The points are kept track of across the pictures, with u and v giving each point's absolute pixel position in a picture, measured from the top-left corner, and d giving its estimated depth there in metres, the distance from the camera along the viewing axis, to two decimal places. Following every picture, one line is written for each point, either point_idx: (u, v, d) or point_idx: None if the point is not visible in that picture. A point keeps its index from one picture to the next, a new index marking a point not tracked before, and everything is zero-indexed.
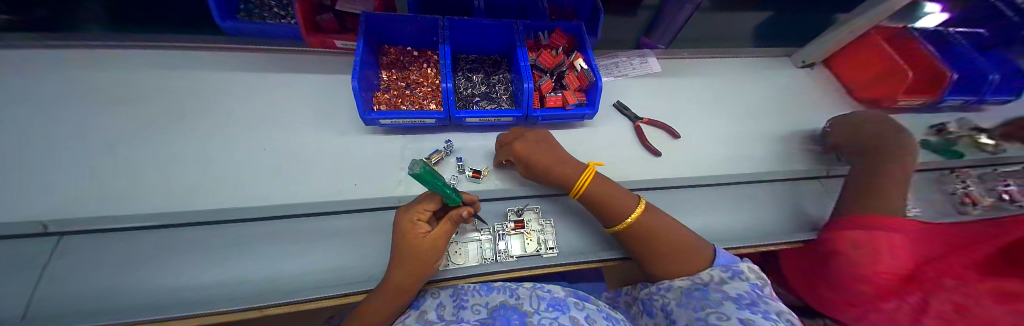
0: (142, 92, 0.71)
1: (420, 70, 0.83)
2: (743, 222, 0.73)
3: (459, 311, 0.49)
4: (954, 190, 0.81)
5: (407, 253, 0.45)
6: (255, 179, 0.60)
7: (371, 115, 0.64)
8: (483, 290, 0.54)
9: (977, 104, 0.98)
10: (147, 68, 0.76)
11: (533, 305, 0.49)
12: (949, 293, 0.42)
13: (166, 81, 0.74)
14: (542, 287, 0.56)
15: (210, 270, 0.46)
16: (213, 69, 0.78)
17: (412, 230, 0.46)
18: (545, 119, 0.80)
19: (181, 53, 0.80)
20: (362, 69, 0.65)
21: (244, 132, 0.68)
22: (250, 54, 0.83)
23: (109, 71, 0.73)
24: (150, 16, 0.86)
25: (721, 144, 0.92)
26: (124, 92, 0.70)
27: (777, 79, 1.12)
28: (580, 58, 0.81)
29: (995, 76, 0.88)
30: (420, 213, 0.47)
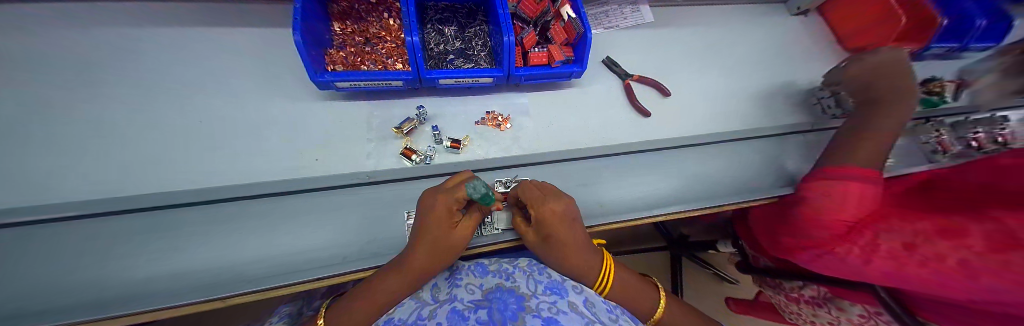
0: (33, 54, 0.60)
1: (381, 21, 0.69)
2: (735, 189, 0.69)
3: (453, 291, 0.45)
4: (925, 139, 0.78)
5: (437, 244, 0.44)
6: (201, 158, 0.54)
7: (325, 77, 0.56)
8: (478, 272, 0.50)
9: (959, 52, 0.98)
10: (31, 22, 0.63)
11: (530, 287, 0.43)
12: (902, 231, 0.39)
13: (82, 43, 0.63)
14: (540, 267, 0.50)
15: (162, 262, 0.44)
16: (133, 26, 0.67)
17: (446, 218, 0.43)
18: (529, 79, 0.70)
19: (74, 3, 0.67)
20: (306, 20, 0.55)
21: (177, 102, 0.60)
22: (161, 3, 0.71)
23: (4, 30, 0.61)
24: None
25: (715, 102, 0.82)
26: (34, 56, 0.60)
27: (772, 27, 1.01)
28: (567, 5, 0.67)
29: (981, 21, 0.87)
30: (456, 201, 0.44)
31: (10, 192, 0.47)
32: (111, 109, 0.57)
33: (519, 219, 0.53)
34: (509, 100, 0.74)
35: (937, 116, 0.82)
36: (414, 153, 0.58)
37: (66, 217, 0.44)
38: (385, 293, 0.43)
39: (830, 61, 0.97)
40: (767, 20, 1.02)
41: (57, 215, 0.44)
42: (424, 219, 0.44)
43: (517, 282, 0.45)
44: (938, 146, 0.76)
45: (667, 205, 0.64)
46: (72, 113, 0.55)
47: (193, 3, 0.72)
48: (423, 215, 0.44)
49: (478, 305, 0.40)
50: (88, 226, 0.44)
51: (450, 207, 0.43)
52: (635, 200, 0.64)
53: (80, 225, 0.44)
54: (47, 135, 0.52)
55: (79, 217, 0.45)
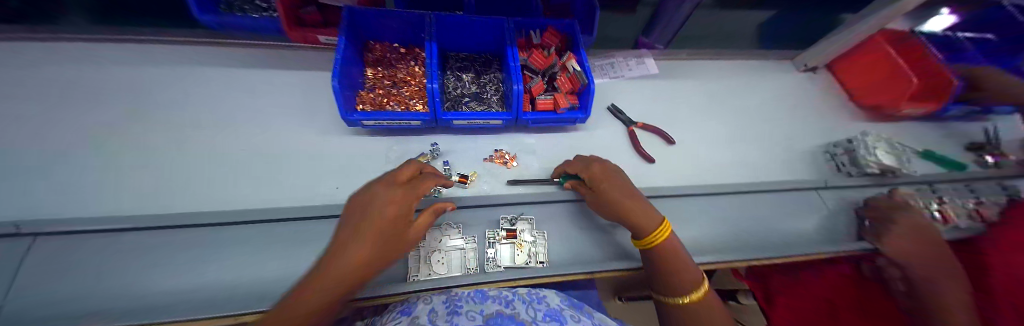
0: (122, 88, 0.72)
1: (408, 68, 0.79)
2: (751, 244, 0.65)
3: (452, 318, 0.37)
4: (964, 203, 0.71)
5: (384, 229, 0.38)
6: (237, 181, 0.61)
7: (354, 116, 0.63)
8: (478, 297, 0.44)
9: (985, 113, 0.97)
10: (127, 62, 0.76)
11: (528, 313, 0.40)
12: None
13: (159, 81, 0.75)
14: (538, 295, 0.48)
15: (162, 279, 0.44)
16: (199, 66, 0.78)
17: (375, 201, 0.40)
18: (535, 123, 0.75)
19: (165, 49, 0.82)
20: (345, 67, 0.64)
21: (226, 131, 0.68)
22: (233, 51, 0.85)
23: (100, 70, 0.74)
24: None
25: (720, 151, 0.84)
26: (119, 91, 0.71)
27: (779, 82, 1.04)
28: (573, 60, 0.74)
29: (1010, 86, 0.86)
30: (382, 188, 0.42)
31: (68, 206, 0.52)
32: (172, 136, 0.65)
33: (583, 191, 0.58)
34: (518, 140, 0.79)
35: (967, 178, 0.79)
36: None
37: (88, 231, 0.45)
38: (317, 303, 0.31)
39: (841, 116, 0.97)
40: (775, 75, 1.06)
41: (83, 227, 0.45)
42: (366, 208, 0.39)
43: (517, 309, 0.41)
44: (976, 212, 0.70)
45: None
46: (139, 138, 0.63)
47: (254, 50, 0.86)
48: (351, 210, 0.40)
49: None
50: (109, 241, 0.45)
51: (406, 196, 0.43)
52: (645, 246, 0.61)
53: (98, 239, 0.45)
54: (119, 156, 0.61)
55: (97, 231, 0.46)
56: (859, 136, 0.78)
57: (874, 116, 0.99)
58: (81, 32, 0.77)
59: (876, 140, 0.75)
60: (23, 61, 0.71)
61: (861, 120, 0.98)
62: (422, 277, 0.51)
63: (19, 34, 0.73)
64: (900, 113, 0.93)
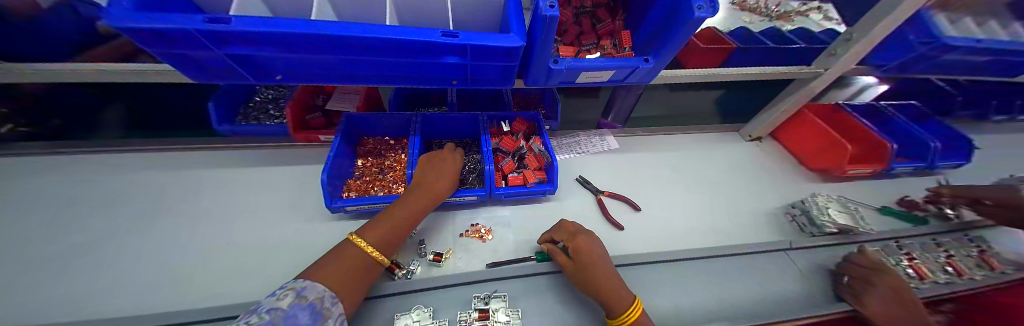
0: (131, 189, 0.79)
1: (395, 156, 0.90)
2: (735, 315, 0.63)
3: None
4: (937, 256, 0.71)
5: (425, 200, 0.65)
6: (217, 275, 0.64)
7: (338, 203, 0.70)
8: None
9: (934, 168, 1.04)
10: (141, 165, 0.86)
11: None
12: None
13: (164, 183, 0.82)
14: None
15: None
16: (206, 166, 0.87)
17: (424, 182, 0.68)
18: (508, 196, 0.81)
19: (173, 151, 0.90)
20: (337, 159, 0.74)
21: (217, 224, 0.74)
22: (236, 148, 0.94)
23: (112, 177, 0.82)
24: (162, 124, 1.01)
25: (685, 216, 0.89)
26: (127, 192, 0.78)
27: (731, 150, 1.16)
28: (537, 142, 0.86)
29: (934, 144, 0.98)
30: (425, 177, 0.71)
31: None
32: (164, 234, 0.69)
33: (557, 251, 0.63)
34: (493, 213, 0.84)
35: (939, 230, 0.80)
36: (398, 269, 0.64)
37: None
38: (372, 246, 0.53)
39: (792, 176, 1.06)
40: (725, 142, 1.19)
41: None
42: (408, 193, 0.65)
43: None
44: (951, 266, 0.69)
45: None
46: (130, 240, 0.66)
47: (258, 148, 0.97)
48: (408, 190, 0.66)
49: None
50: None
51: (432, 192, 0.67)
52: None
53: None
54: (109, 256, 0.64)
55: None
56: (808, 197, 0.85)
57: (826, 174, 1.07)
58: (104, 144, 0.88)
59: (825, 200, 0.81)
60: (46, 173, 0.80)
61: (816, 179, 1.06)
62: None
63: (53, 149, 0.84)
64: (847, 173, 1.01)
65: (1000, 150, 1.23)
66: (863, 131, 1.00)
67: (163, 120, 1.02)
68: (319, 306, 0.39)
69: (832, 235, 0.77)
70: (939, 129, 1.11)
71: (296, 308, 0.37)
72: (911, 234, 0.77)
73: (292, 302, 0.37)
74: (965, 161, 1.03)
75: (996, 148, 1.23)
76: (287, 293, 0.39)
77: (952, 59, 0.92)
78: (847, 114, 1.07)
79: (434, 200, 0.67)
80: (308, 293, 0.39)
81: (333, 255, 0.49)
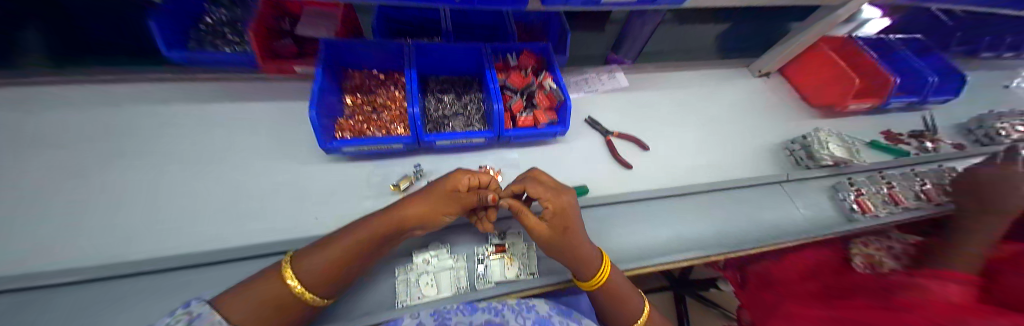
0: (80, 127, 0.68)
1: (388, 93, 0.80)
2: (731, 239, 0.68)
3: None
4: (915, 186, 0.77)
5: (435, 208, 0.45)
6: (208, 218, 0.59)
7: (332, 144, 0.63)
8: (467, 310, 0.41)
9: (921, 104, 1.09)
10: (85, 100, 0.73)
11: (518, 320, 0.37)
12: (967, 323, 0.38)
13: (117, 126, 0.70)
14: (528, 304, 0.43)
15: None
16: (167, 103, 0.76)
17: (452, 183, 0.46)
18: (517, 139, 0.77)
19: (124, 86, 0.77)
20: (323, 96, 0.65)
21: (194, 167, 0.66)
22: (208, 80, 0.83)
23: (49, 117, 0.69)
24: (95, 52, 0.84)
25: (691, 152, 0.89)
26: (77, 131, 0.67)
27: (738, 88, 1.13)
28: (549, 79, 0.79)
29: (932, 79, 1.00)
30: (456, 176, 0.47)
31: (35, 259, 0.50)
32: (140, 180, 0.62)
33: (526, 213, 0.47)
34: (501, 155, 0.80)
35: (918, 161, 0.86)
36: None
37: (60, 284, 0.43)
38: (344, 260, 0.40)
39: (794, 113, 1.07)
40: (734, 80, 1.16)
41: (50, 282, 0.42)
42: (420, 194, 0.47)
43: (505, 318, 0.38)
44: (925, 194, 0.75)
45: (661, 255, 0.63)
46: (102, 189, 0.59)
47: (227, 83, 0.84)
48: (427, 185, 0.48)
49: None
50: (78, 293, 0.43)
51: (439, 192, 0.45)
52: (632, 248, 0.63)
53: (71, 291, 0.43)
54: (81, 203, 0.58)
55: (61, 284, 0.43)
56: (811, 133, 0.86)
57: (825, 112, 1.09)
58: (29, 75, 0.73)
59: (826, 135, 0.83)
60: None
61: (816, 115, 1.07)
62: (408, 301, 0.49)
63: None
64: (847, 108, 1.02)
65: (978, 89, 1.28)
66: (872, 67, 0.98)
67: (94, 46, 0.84)
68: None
69: (825, 169, 0.81)
70: (940, 64, 1.12)
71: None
72: (892, 167, 0.83)
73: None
74: (953, 95, 1.08)
75: (973, 87, 1.29)
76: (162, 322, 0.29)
77: None
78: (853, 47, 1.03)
79: (449, 209, 0.47)
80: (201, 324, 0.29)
81: (319, 246, 0.42)
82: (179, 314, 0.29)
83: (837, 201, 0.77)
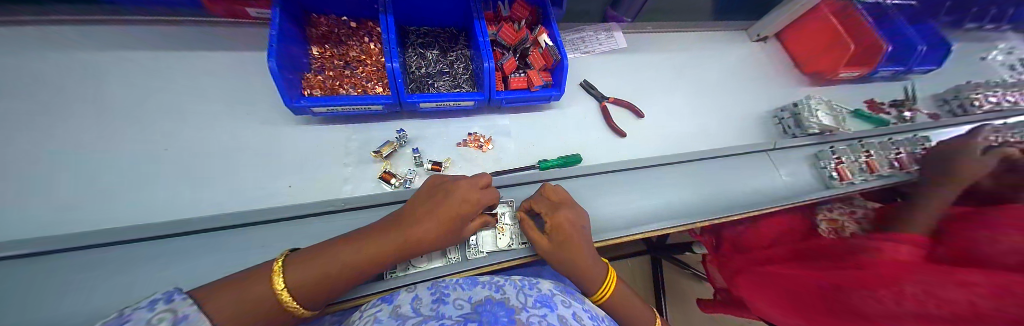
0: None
1: (361, 45, 0.70)
2: (715, 205, 0.70)
3: (438, 307, 0.35)
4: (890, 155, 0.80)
5: (446, 222, 0.44)
6: (172, 188, 0.54)
7: (300, 103, 0.55)
8: (467, 283, 0.40)
9: (906, 74, 1.10)
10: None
11: (519, 299, 0.36)
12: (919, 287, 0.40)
13: (42, 81, 0.61)
14: (531, 280, 0.42)
15: (80, 300, 0.38)
16: (109, 54, 0.67)
17: (464, 197, 0.46)
18: (509, 102, 0.71)
19: (46, 31, 0.66)
20: (284, 44, 0.56)
21: (148, 130, 0.60)
22: (150, 26, 0.72)
23: None
24: None
25: (684, 119, 0.88)
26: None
27: (736, 53, 1.09)
28: (545, 34, 0.71)
29: (921, 47, 0.99)
30: (470, 189, 0.47)
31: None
32: (81, 145, 0.55)
33: (530, 225, 0.50)
34: (491, 121, 0.75)
35: (895, 131, 0.88)
36: (393, 178, 0.58)
37: (8, 256, 0.39)
38: (343, 269, 0.38)
39: (787, 81, 1.06)
40: (732, 44, 1.11)
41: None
42: (431, 204, 0.46)
43: (507, 294, 0.37)
44: (897, 162, 0.79)
45: (650, 221, 0.64)
46: (41, 153, 0.53)
47: (171, 33, 0.73)
48: (438, 194, 0.47)
49: (468, 318, 0.31)
50: (35, 266, 0.40)
51: (450, 213, 0.44)
52: (621, 215, 0.64)
53: (26, 264, 0.40)
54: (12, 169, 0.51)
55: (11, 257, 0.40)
56: (802, 100, 0.86)
57: (816, 80, 1.08)
58: None
59: (817, 103, 0.83)
60: None
61: (806, 84, 1.07)
62: (399, 273, 0.49)
63: None
64: (837, 77, 1.02)
65: (960, 60, 1.31)
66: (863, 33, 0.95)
67: None
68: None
69: (811, 137, 0.83)
70: (929, 33, 1.12)
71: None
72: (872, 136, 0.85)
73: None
74: (936, 65, 1.09)
75: (955, 58, 1.31)
76: (137, 313, 0.25)
77: None
78: (855, 7, 0.98)
79: (458, 224, 0.45)
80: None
81: (314, 252, 0.39)
82: (163, 311, 0.26)
83: (818, 168, 0.79)
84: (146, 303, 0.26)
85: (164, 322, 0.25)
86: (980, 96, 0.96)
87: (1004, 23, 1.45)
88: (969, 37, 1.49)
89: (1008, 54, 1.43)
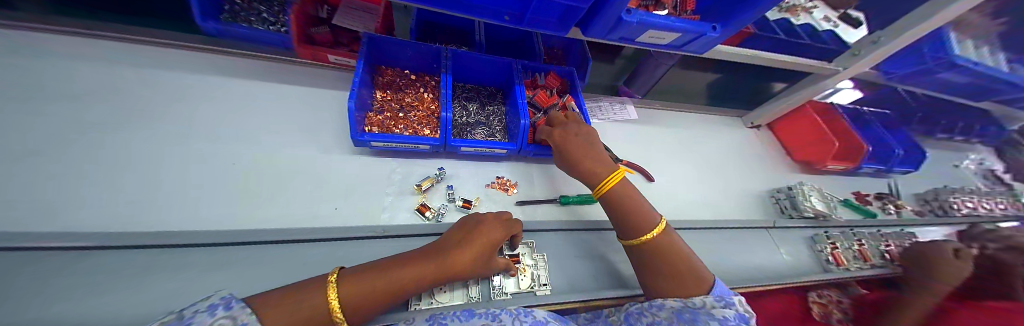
0: (111, 88, 0.69)
1: (417, 93, 0.82)
2: (722, 276, 0.73)
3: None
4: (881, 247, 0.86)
5: (482, 250, 0.49)
6: (228, 198, 0.60)
7: (363, 137, 0.64)
8: (466, 315, 0.43)
9: (889, 172, 1.21)
10: (119, 62, 0.75)
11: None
12: None
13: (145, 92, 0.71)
14: (525, 309, 0.46)
15: (130, 299, 0.40)
16: (204, 75, 0.79)
17: (496, 230, 0.52)
18: (537, 154, 0.80)
19: (161, 53, 0.80)
20: (359, 89, 0.67)
21: (220, 142, 0.68)
22: (242, 57, 0.87)
23: (79, 71, 0.70)
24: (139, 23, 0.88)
25: (689, 189, 0.96)
26: (107, 90, 0.69)
27: (734, 135, 1.22)
28: (572, 102, 0.84)
29: (897, 151, 1.12)
30: (501, 224, 0.54)
31: (42, 216, 0.49)
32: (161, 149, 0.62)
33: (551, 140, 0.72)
34: (518, 169, 0.83)
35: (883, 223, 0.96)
36: (428, 211, 0.64)
37: (72, 248, 0.42)
38: (390, 289, 0.42)
39: (780, 165, 1.17)
40: (731, 127, 1.25)
41: (61, 244, 0.42)
42: (466, 232, 0.51)
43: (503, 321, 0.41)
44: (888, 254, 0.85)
45: None
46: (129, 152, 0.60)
47: (258, 64, 0.87)
48: (472, 226, 0.53)
49: None
50: (98, 259, 0.43)
51: (485, 244, 0.50)
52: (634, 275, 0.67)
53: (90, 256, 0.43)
54: (98, 165, 0.57)
55: (71, 249, 0.43)
56: (796, 185, 0.95)
57: (807, 167, 1.19)
58: (69, 28, 0.75)
59: (809, 189, 0.92)
60: None
61: (798, 170, 1.17)
62: (423, 305, 0.51)
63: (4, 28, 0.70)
64: (826, 167, 1.13)
65: (935, 166, 1.44)
66: (845, 132, 1.09)
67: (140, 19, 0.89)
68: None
69: (806, 219, 0.89)
70: (905, 140, 1.27)
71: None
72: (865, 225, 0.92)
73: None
74: (915, 167, 1.21)
75: (932, 163, 1.45)
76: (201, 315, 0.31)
77: (947, 76, 1.13)
78: (834, 110, 1.15)
79: (491, 253, 0.50)
80: None
81: (362, 271, 0.43)
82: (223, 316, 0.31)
83: (815, 251, 0.84)
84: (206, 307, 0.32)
85: None
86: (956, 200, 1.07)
87: (973, 135, 1.63)
88: (944, 145, 1.65)
89: (980, 164, 1.58)
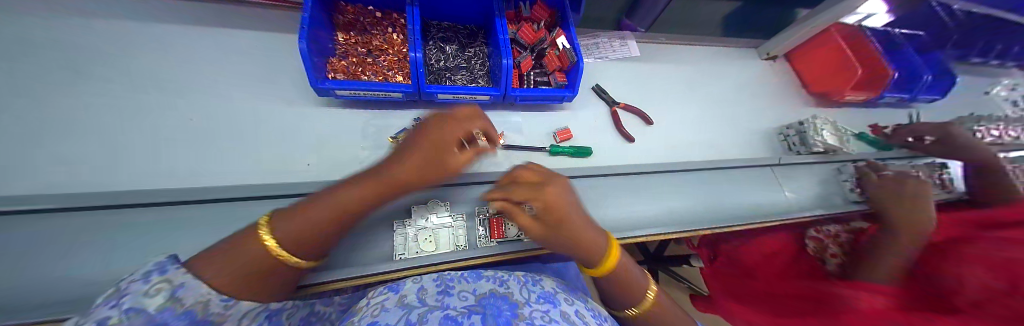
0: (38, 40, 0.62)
1: (385, 35, 0.72)
2: (718, 215, 0.71)
3: (443, 298, 0.35)
4: None
5: (437, 156, 0.42)
6: (187, 157, 0.55)
7: (325, 84, 0.57)
8: (471, 277, 0.41)
9: (911, 102, 1.12)
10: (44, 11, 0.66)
11: (522, 294, 0.36)
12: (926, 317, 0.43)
13: (76, 45, 0.63)
14: (534, 278, 0.43)
15: (86, 260, 0.38)
16: (144, 24, 0.70)
17: (451, 129, 0.43)
18: (524, 99, 0.73)
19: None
20: (313, 28, 0.58)
21: (169, 98, 0.61)
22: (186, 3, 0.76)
23: None
24: None
25: (691, 129, 0.90)
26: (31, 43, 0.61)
27: (746, 69, 1.11)
28: (562, 36, 0.73)
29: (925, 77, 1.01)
30: (460, 119, 0.45)
31: None
32: (104, 108, 0.56)
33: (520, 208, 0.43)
34: (505, 117, 0.77)
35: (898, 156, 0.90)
36: None
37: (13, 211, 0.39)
38: (332, 213, 0.37)
39: (793, 100, 1.08)
40: (743, 62, 1.12)
41: None
42: (420, 137, 0.43)
43: (510, 288, 0.38)
44: None
45: (653, 227, 0.65)
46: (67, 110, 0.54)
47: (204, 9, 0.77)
48: (426, 126, 0.44)
49: (472, 311, 0.32)
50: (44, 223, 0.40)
51: (440, 147, 0.42)
52: (626, 219, 0.65)
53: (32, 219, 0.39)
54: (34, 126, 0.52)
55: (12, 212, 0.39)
56: (808, 119, 0.87)
57: (822, 101, 1.09)
58: None
59: (823, 123, 0.85)
60: None
61: (812, 105, 1.08)
62: (406, 255, 0.50)
63: None
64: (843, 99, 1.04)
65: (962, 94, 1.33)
66: (872, 58, 0.97)
67: None
68: (206, 313, 0.29)
69: (815, 155, 0.84)
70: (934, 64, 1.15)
71: (166, 318, 0.26)
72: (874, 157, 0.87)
73: (160, 306, 0.26)
74: (940, 96, 1.10)
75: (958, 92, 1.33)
76: (135, 284, 0.27)
77: None
78: (864, 34, 1.01)
79: (450, 156, 0.43)
80: (189, 299, 0.28)
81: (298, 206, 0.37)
82: (160, 281, 0.27)
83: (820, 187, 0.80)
84: (143, 274, 0.28)
85: (162, 291, 0.27)
86: (982, 128, 0.99)
87: (1011, 60, 1.47)
88: (975, 72, 1.51)
89: (1013, 90, 1.45)
